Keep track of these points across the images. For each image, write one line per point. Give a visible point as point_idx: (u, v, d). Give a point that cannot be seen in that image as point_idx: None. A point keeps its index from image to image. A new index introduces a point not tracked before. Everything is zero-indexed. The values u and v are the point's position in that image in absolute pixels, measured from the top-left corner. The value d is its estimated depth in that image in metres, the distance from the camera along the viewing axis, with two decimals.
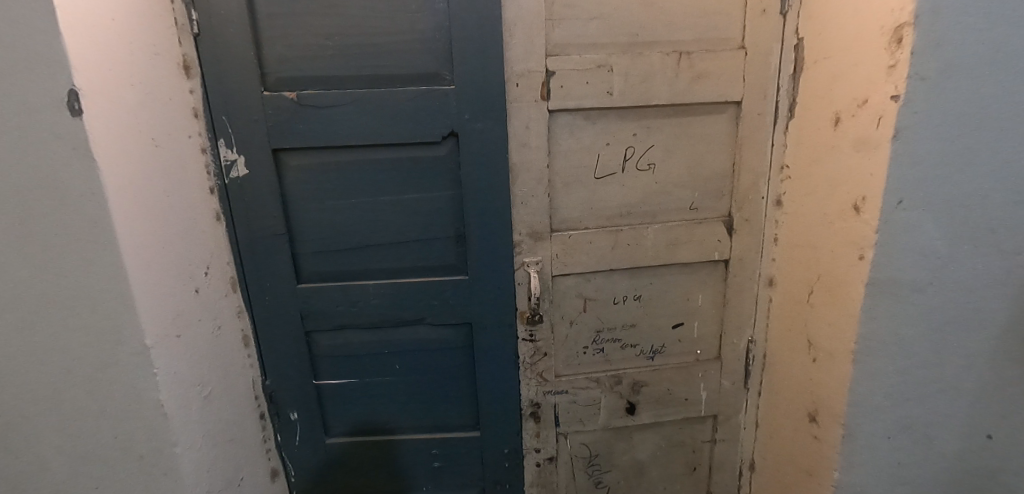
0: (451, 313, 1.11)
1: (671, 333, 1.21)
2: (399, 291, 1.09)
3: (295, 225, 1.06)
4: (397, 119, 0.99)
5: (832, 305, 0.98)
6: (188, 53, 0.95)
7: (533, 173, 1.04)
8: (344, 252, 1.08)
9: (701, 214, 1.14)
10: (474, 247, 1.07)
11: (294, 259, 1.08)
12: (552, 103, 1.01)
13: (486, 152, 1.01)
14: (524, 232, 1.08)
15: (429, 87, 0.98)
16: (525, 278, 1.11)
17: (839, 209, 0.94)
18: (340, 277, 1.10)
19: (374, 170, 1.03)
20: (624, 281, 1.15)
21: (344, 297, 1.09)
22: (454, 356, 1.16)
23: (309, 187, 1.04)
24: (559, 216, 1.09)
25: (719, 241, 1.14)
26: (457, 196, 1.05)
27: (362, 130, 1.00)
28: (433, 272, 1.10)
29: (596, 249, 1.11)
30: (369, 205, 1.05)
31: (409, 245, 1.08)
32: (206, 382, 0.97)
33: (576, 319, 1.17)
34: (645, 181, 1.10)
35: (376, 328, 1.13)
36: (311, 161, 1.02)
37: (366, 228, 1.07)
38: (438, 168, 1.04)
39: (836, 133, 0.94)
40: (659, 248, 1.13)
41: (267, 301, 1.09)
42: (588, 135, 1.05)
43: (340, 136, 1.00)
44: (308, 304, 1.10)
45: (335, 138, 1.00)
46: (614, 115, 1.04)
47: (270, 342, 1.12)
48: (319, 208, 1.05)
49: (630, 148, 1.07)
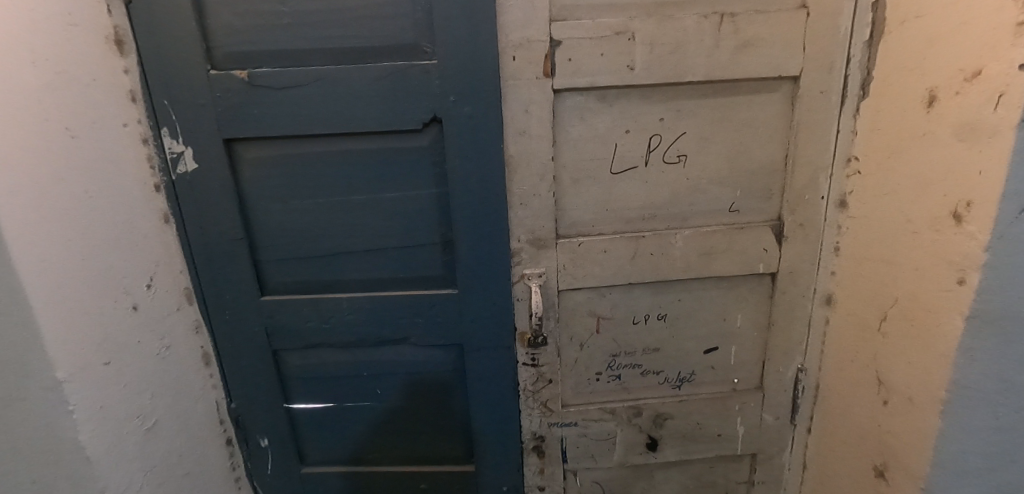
0: (438, 333, 0.94)
1: (702, 358, 1.01)
2: (378, 306, 0.93)
3: (254, 227, 0.91)
4: (368, 102, 0.82)
5: (915, 338, 0.76)
6: (120, 24, 0.79)
7: (534, 168, 0.85)
8: (313, 261, 0.92)
9: (744, 217, 0.92)
10: (464, 256, 0.89)
11: (257, 267, 0.93)
12: (558, 81, 0.81)
13: (476, 141, 0.82)
14: (523, 239, 0.89)
15: (406, 62, 0.80)
16: (525, 293, 0.92)
17: (931, 217, 0.72)
18: (310, 288, 0.94)
19: (344, 163, 0.86)
20: (646, 297, 0.95)
21: (314, 312, 0.94)
22: (444, 380, 1.00)
23: (268, 183, 0.88)
24: (567, 220, 0.90)
25: (765, 250, 0.93)
26: (443, 197, 0.88)
27: (327, 114, 0.82)
28: (418, 285, 0.93)
29: (613, 259, 0.91)
30: (339, 205, 0.89)
31: (387, 253, 0.91)
32: (151, 412, 0.83)
33: (588, 342, 0.98)
34: (674, 177, 0.89)
35: (353, 347, 0.97)
36: (269, 153, 0.86)
37: (337, 232, 0.90)
38: (420, 162, 0.86)
39: (932, 117, 0.71)
40: (690, 259, 0.92)
41: (227, 315, 0.95)
42: (605, 121, 0.85)
43: (302, 123, 0.83)
44: (274, 319, 0.95)
45: (296, 124, 0.83)
46: (636, 95, 0.84)
47: (233, 360, 0.98)
48: (282, 208, 0.89)
49: (656, 136, 0.86)
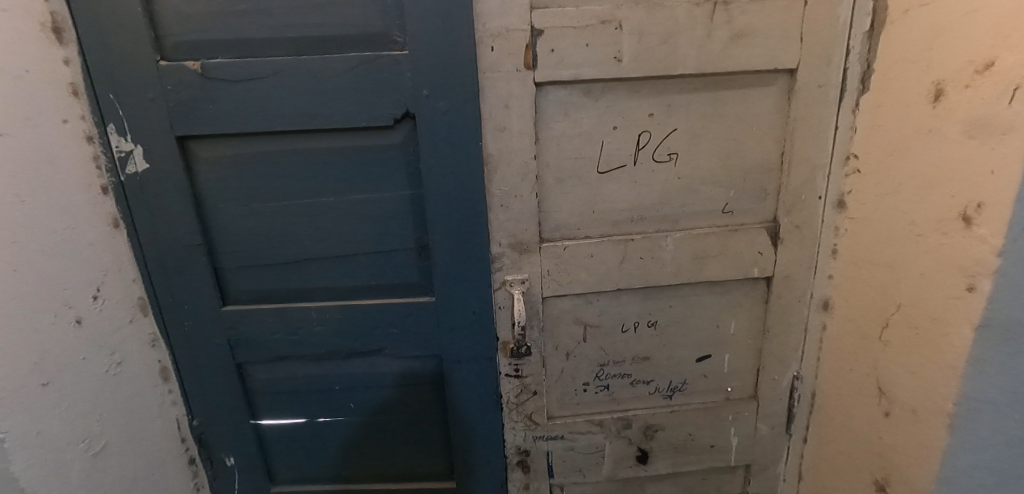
0: (414, 344, 0.88)
1: (694, 367, 0.96)
2: (349, 316, 0.87)
3: (213, 232, 0.84)
4: (334, 97, 0.75)
5: (921, 348, 0.72)
6: (58, 10, 0.71)
7: (515, 167, 0.79)
8: (278, 268, 0.85)
9: (737, 219, 0.87)
10: (441, 262, 0.83)
11: (217, 275, 0.86)
12: (540, 73, 0.75)
13: (452, 139, 0.76)
14: (504, 243, 0.83)
15: (374, 52, 0.73)
16: (507, 301, 0.87)
17: (938, 219, 0.68)
18: (275, 297, 0.87)
19: (309, 162, 0.80)
20: (635, 304, 0.90)
21: (281, 323, 0.87)
22: (421, 393, 0.94)
23: (228, 184, 0.81)
24: (551, 222, 0.84)
25: (761, 253, 0.88)
26: (417, 199, 0.82)
27: (289, 110, 0.76)
28: (391, 293, 0.87)
29: (600, 264, 0.86)
30: (305, 208, 0.82)
31: (358, 259, 0.85)
32: (99, 435, 0.76)
33: (574, 352, 0.92)
34: (665, 176, 0.83)
35: (324, 360, 0.91)
36: (228, 152, 0.80)
37: (303, 237, 0.84)
38: (392, 162, 0.80)
39: (939, 112, 0.66)
40: (681, 264, 0.87)
41: (186, 327, 0.88)
42: (590, 117, 0.79)
43: (262, 120, 0.76)
44: (237, 331, 0.88)
45: (255, 120, 0.76)
46: (623, 89, 0.78)
47: (194, 374, 0.91)
48: (242, 211, 0.82)
49: (645, 133, 0.80)
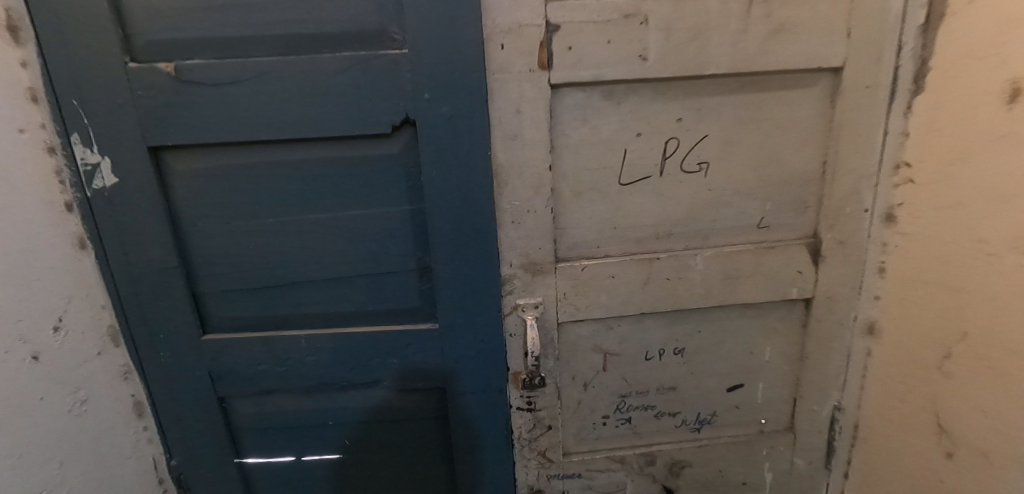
0: (416, 375, 0.80)
1: (724, 398, 0.87)
2: (343, 345, 0.78)
3: (191, 253, 0.75)
4: (324, 102, 0.67)
5: (995, 383, 0.63)
6: (12, 5, 0.62)
7: (528, 179, 0.71)
8: (264, 292, 0.77)
9: (774, 235, 0.78)
10: (445, 285, 0.74)
11: (195, 299, 0.78)
12: (555, 73, 0.67)
13: (457, 148, 0.68)
14: (515, 263, 0.75)
15: (370, 51, 0.65)
16: (519, 327, 0.78)
17: (1012, 236, 0.59)
18: (261, 324, 0.79)
19: (298, 175, 0.71)
20: (661, 329, 0.81)
21: (267, 353, 0.79)
22: (423, 428, 0.85)
23: (207, 200, 0.73)
24: (567, 240, 0.75)
25: (800, 272, 0.79)
26: (418, 215, 0.73)
27: (273, 117, 0.67)
28: (390, 318, 0.78)
29: (621, 286, 0.77)
30: (294, 226, 0.74)
31: (353, 281, 0.76)
32: (60, 486, 0.67)
33: (593, 382, 0.84)
34: (695, 188, 0.75)
35: (316, 392, 0.82)
36: (206, 164, 0.71)
37: (292, 258, 0.75)
38: (391, 174, 0.71)
39: (1015, 116, 0.58)
40: (711, 285, 0.78)
41: (162, 358, 0.79)
42: (611, 122, 0.70)
43: (244, 128, 0.68)
44: (219, 362, 0.79)
45: (236, 129, 0.68)
46: (648, 91, 0.70)
47: (172, 409, 0.82)
48: (224, 230, 0.74)
49: (672, 140, 0.72)
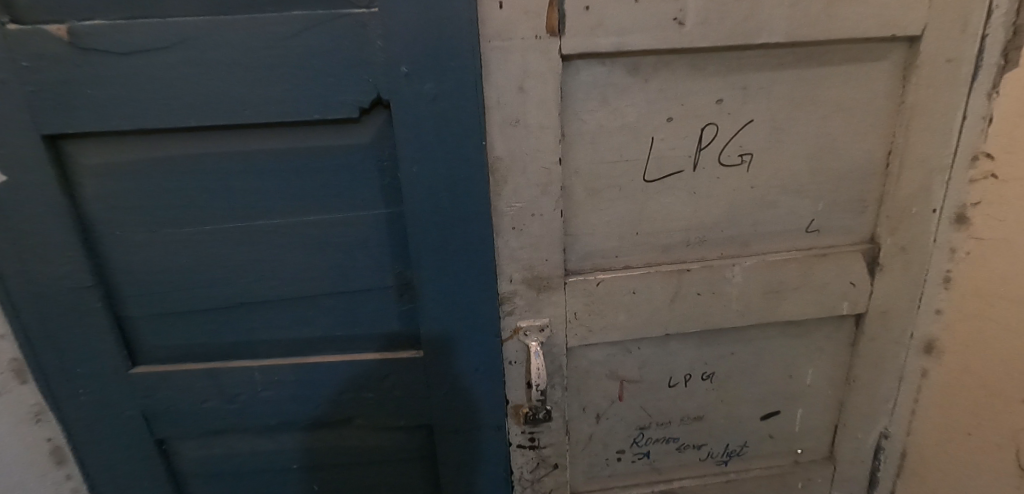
0: (397, 411, 0.66)
1: (757, 427, 0.75)
2: (306, 378, 0.64)
3: (110, 270, 0.60)
4: (270, 77, 0.51)
5: None
6: None
7: (533, 176, 0.56)
8: (206, 316, 0.62)
9: (824, 240, 0.66)
10: (431, 307, 0.60)
11: (118, 327, 0.62)
12: (568, 41, 0.52)
13: (445, 137, 0.53)
14: (515, 278, 0.61)
15: (329, 10, 0.50)
16: (521, 354, 0.65)
17: None
18: (205, 354, 0.64)
19: (242, 172, 0.56)
20: (688, 351, 0.69)
21: (213, 389, 0.64)
22: (407, 470, 0.72)
23: (127, 203, 0.57)
24: (579, 249, 0.62)
25: (854, 284, 0.67)
26: (397, 221, 0.59)
27: (204, 96, 0.52)
28: (364, 344, 0.65)
29: (644, 303, 0.64)
30: (239, 236, 0.58)
31: (318, 301, 0.62)
32: None
33: (606, 413, 0.71)
34: (735, 185, 0.61)
35: (276, 431, 0.68)
36: (123, 157, 0.55)
37: (238, 275, 0.60)
38: (361, 169, 0.57)
39: None
40: (749, 300, 0.66)
41: (82, 397, 0.63)
42: (636, 104, 0.56)
43: (166, 112, 0.52)
44: (154, 400, 0.65)
45: (154, 112, 0.52)
46: (683, 65, 0.56)
47: (99, 458, 0.67)
48: (152, 242, 0.58)
49: (710, 126, 0.58)
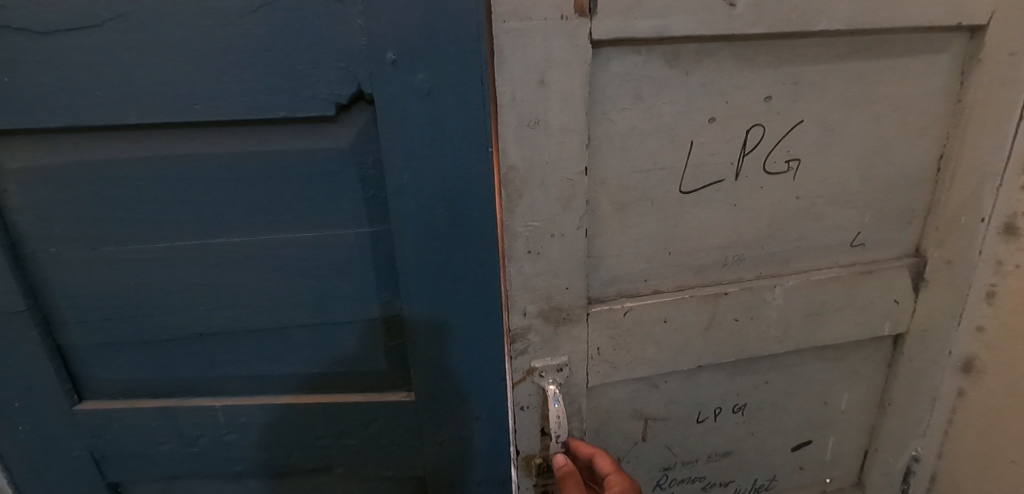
0: (381, 464, 0.55)
1: (787, 459, 0.69)
2: (277, 420, 0.52)
3: (48, 295, 0.46)
4: (225, 55, 0.39)
5: None
6: None
7: (554, 188, 0.46)
8: (173, 351, 0.49)
9: (867, 255, 0.59)
10: (434, 342, 0.49)
11: (59, 358, 0.48)
12: (599, 24, 0.42)
13: (447, 139, 0.42)
14: (530, 311, 0.50)
15: None
16: (535, 398, 0.54)
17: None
18: (168, 394, 0.51)
19: (190, 177, 0.43)
20: (721, 383, 0.61)
21: (173, 432, 0.52)
22: None
23: (62, 207, 0.43)
24: (603, 273, 0.52)
25: (895, 302, 0.61)
26: (384, 243, 0.47)
27: (148, 69, 0.38)
28: (346, 386, 0.53)
29: (676, 333, 0.55)
30: (194, 258, 0.45)
31: (287, 339, 0.50)
32: None
33: (628, 457, 0.62)
34: (780, 195, 0.53)
35: (241, 481, 0.56)
36: (54, 149, 0.41)
37: (196, 304, 0.47)
38: (337, 181, 0.45)
39: None
40: (790, 325, 0.58)
41: (18, 435, 0.50)
42: (673, 101, 0.47)
43: (99, 91, 0.39)
44: (100, 442, 0.51)
45: (79, 87, 0.38)
46: (729, 55, 0.47)
47: None
48: (98, 259, 0.45)
49: (756, 128, 0.50)
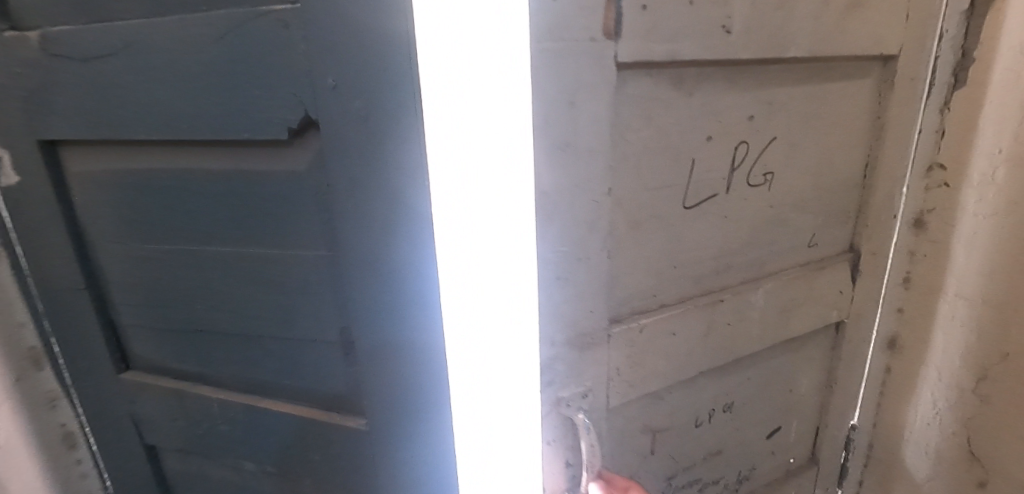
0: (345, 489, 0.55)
1: (764, 446, 0.74)
2: (258, 422, 0.58)
3: (105, 277, 0.62)
4: (204, 91, 0.44)
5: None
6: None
7: (584, 212, 0.45)
8: (175, 333, 0.60)
9: (820, 253, 0.67)
10: (387, 371, 0.47)
11: (112, 330, 0.64)
12: (625, 46, 0.42)
13: (381, 166, 0.39)
14: (561, 341, 0.47)
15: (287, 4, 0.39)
16: (563, 429, 0.50)
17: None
18: (179, 369, 0.63)
19: (182, 192, 0.51)
20: (713, 384, 0.64)
21: (181, 408, 0.63)
22: None
23: (110, 205, 0.57)
24: (619, 293, 0.52)
25: (840, 292, 0.69)
26: (339, 267, 0.47)
27: (161, 110, 0.48)
28: (319, 401, 0.54)
29: (682, 343, 0.57)
30: (187, 258, 0.54)
31: (265, 345, 0.54)
32: None
33: (638, 472, 0.62)
34: (757, 204, 0.58)
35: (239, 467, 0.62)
36: (104, 164, 0.55)
37: (189, 298, 0.56)
38: (297, 202, 0.46)
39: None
40: (767, 322, 0.63)
41: (94, 381, 0.68)
42: (679, 121, 0.49)
43: (126, 128, 0.50)
44: (138, 403, 0.66)
45: (120, 125, 0.50)
46: (722, 78, 0.50)
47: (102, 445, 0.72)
48: (127, 251, 0.58)
49: (742, 145, 0.54)
